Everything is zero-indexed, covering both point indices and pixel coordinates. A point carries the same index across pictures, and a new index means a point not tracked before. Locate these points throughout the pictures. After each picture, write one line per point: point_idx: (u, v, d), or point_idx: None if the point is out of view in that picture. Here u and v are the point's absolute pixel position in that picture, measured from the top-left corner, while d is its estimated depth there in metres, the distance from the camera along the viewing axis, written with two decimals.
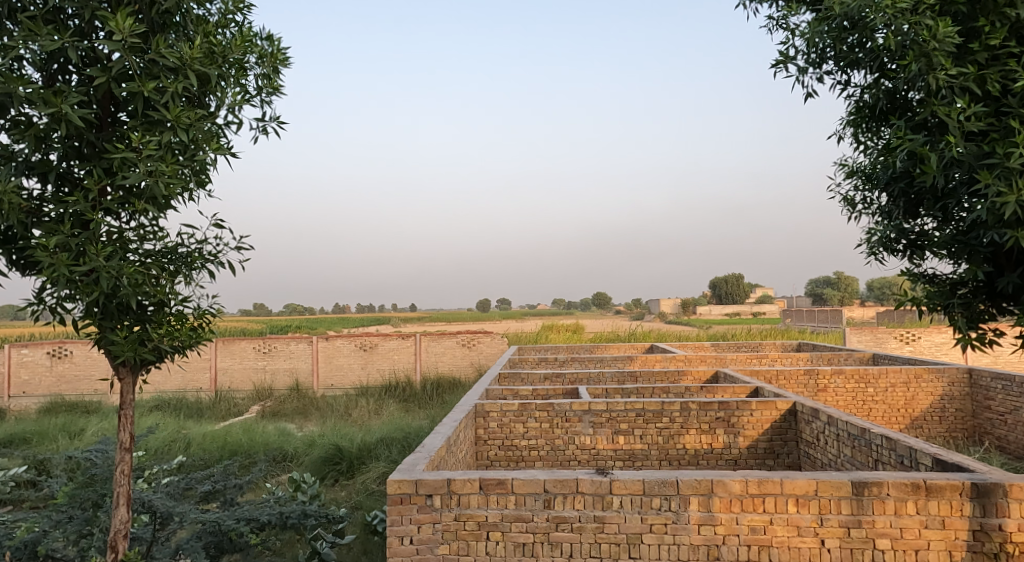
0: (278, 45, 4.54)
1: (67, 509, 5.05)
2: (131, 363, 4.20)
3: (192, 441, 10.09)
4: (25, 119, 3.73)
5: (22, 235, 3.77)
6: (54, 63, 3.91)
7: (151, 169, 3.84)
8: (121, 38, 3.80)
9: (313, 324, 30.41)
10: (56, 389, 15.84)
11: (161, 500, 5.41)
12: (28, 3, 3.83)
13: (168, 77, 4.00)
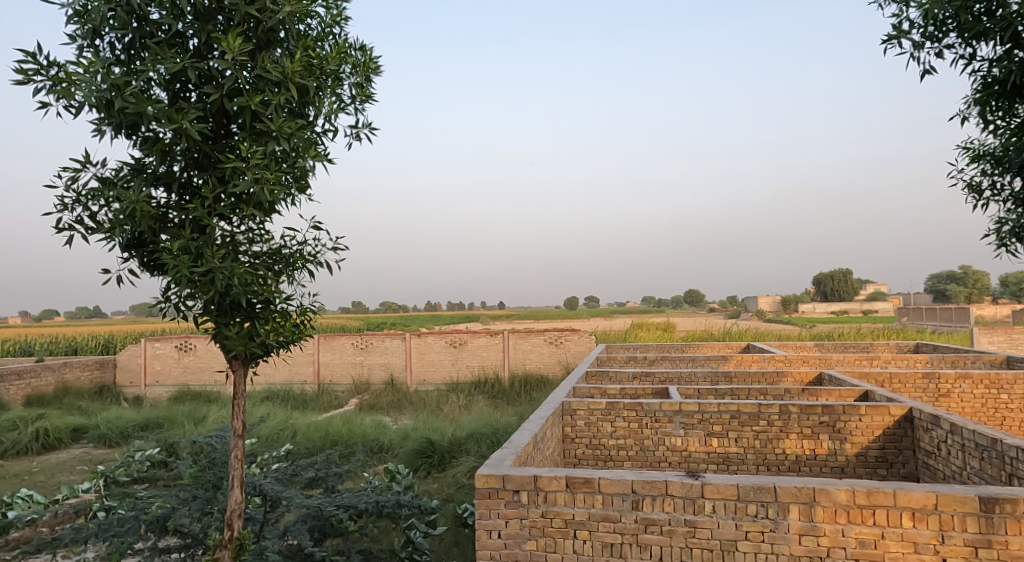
0: (370, 54, 4.82)
1: (191, 489, 5.57)
2: (242, 356, 4.56)
3: (298, 431, 10.73)
4: (154, 136, 4.15)
5: (151, 239, 4.20)
6: (176, 82, 4.31)
7: (258, 177, 4.17)
8: (232, 56, 4.15)
9: (411, 322, 31.42)
10: (183, 378, 17.22)
11: (271, 485, 5.84)
12: (156, 29, 4.24)
13: (272, 90, 4.33)
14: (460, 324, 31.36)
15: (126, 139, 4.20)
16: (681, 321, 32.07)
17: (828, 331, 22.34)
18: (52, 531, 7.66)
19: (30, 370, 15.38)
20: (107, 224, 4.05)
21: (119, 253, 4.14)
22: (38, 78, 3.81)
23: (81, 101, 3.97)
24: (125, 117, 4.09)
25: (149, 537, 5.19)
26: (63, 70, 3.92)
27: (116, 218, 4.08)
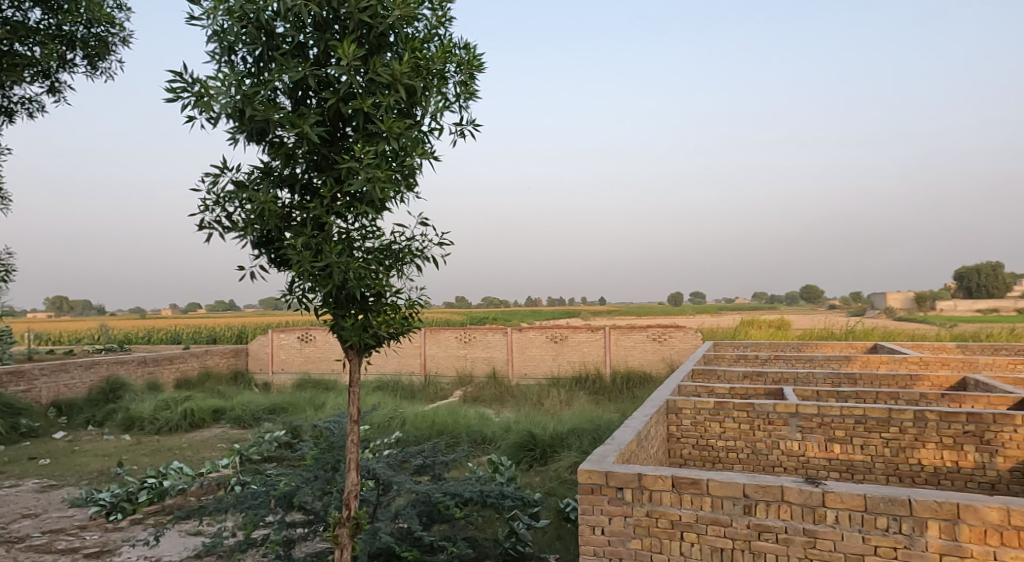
0: (474, 52, 4.93)
1: (312, 470, 5.96)
2: (357, 346, 4.81)
3: (407, 420, 11.17)
4: (279, 141, 4.45)
5: (278, 237, 4.51)
6: (299, 90, 4.60)
7: (370, 176, 4.39)
8: (347, 62, 4.40)
9: (516, 317, 31.84)
10: (304, 367, 18.34)
11: (383, 469, 6.15)
12: (281, 41, 4.54)
13: (383, 92, 4.53)
14: (573, 319, 31.30)
15: (256, 145, 4.54)
16: (800, 318, 30.41)
17: (973, 331, 20.56)
18: (195, 502, 8.48)
19: (176, 356, 16.96)
20: (240, 223, 4.40)
21: (251, 250, 4.49)
22: (183, 92, 4.19)
23: (218, 111, 4.33)
24: (255, 125, 4.42)
25: (278, 511, 5.65)
26: (203, 84, 4.30)
27: (248, 218, 4.43)
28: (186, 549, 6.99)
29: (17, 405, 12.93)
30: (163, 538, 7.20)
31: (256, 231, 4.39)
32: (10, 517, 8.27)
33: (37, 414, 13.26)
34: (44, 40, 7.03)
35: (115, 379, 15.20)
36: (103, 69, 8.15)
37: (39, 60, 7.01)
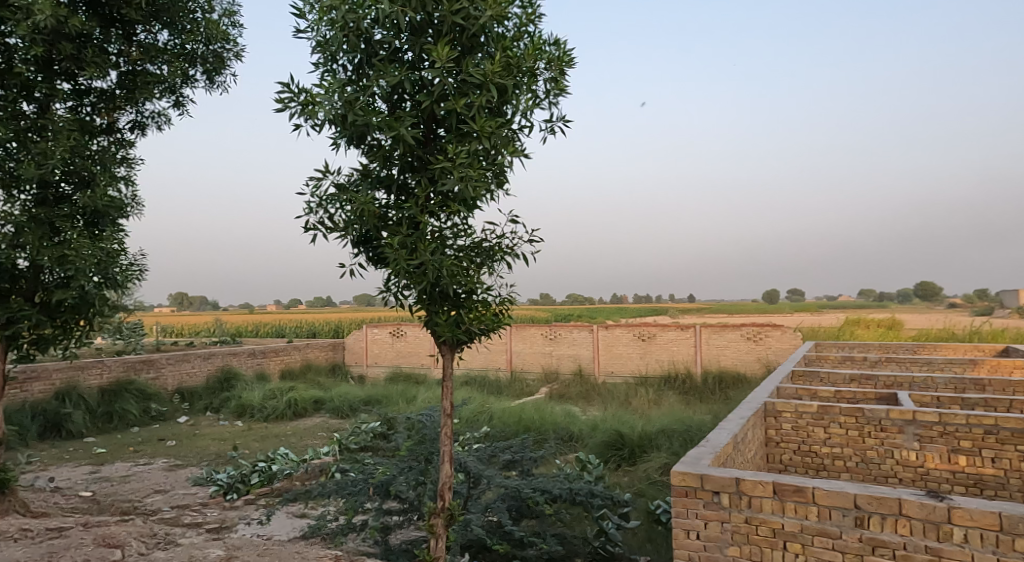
0: (564, 48, 4.87)
1: (407, 460, 6.10)
2: (449, 342, 4.87)
3: (494, 415, 11.28)
4: (377, 144, 4.56)
5: (375, 236, 4.62)
6: (395, 94, 4.69)
7: (462, 175, 4.42)
8: (441, 65, 4.44)
9: (605, 314, 31.55)
10: (396, 361, 18.89)
11: (473, 462, 6.17)
12: (378, 47, 4.63)
13: (476, 92, 4.55)
14: (663, 316, 30.67)
15: (356, 149, 4.67)
16: (914, 318, 28.30)
17: None
18: (300, 486, 8.94)
19: (281, 348, 17.86)
20: (341, 224, 4.55)
21: (350, 249, 4.63)
22: (290, 102, 4.41)
23: (321, 118, 4.49)
24: (354, 129, 4.55)
25: (376, 499, 5.90)
26: (307, 92, 4.47)
27: (348, 219, 4.57)
28: (294, 528, 7.37)
29: (150, 391, 14.24)
30: (273, 518, 7.64)
31: (356, 231, 4.53)
32: (142, 494, 9.14)
33: (164, 400, 14.47)
34: (171, 58, 7.67)
35: (229, 368, 16.21)
36: (220, 82, 8.72)
37: (166, 77, 7.65)
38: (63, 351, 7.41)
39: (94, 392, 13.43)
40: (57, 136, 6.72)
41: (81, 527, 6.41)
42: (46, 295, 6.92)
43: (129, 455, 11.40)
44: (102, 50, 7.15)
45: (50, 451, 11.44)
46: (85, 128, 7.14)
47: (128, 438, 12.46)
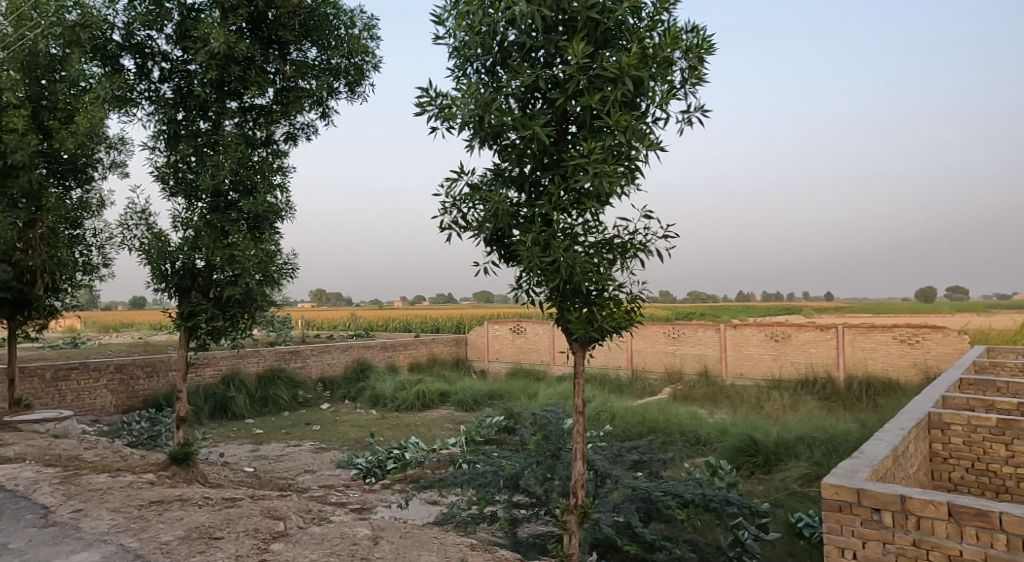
0: (703, 34, 4.65)
1: (535, 456, 6.25)
2: (581, 339, 4.80)
3: (617, 414, 11.15)
4: (512, 144, 4.59)
5: (507, 234, 4.64)
6: (529, 94, 4.70)
7: (596, 171, 4.33)
8: (576, 61, 4.37)
9: (738, 314, 30.26)
10: (517, 357, 19.15)
11: (601, 461, 6.23)
12: (513, 48, 4.65)
13: (610, 86, 4.46)
14: (803, 316, 28.94)
15: (490, 149, 4.72)
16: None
17: None
18: (432, 474, 9.24)
19: (410, 342, 18.59)
20: (474, 223, 4.62)
21: (483, 248, 4.68)
22: (428, 105, 4.61)
23: (457, 120, 4.60)
24: (490, 130, 4.60)
25: (505, 491, 6.10)
26: (443, 95, 4.64)
27: (481, 218, 4.64)
28: (429, 514, 7.74)
29: (298, 379, 15.23)
30: (410, 502, 8.01)
31: (489, 230, 4.58)
32: (294, 472, 9.88)
33: (310, 388, 15.37)
34: (319, 73, 8.17)
35: (364, 360, 17.04)
36: (361, 93, 9.15)
37: (316, 91, 8.14)
38: (232, 341, 7.99)
39: (253, 378, 14.63)
40: (227, 148, 7.43)
41: (249, 499, 7.02)
42: (221, 290, 7.59)
43: (283, 436, 12.28)
44: (263, 70, 7.79)
45: (219, 429, 12.66)
46: (249, 141, 7.76)
47: (281, 421, 13.47)
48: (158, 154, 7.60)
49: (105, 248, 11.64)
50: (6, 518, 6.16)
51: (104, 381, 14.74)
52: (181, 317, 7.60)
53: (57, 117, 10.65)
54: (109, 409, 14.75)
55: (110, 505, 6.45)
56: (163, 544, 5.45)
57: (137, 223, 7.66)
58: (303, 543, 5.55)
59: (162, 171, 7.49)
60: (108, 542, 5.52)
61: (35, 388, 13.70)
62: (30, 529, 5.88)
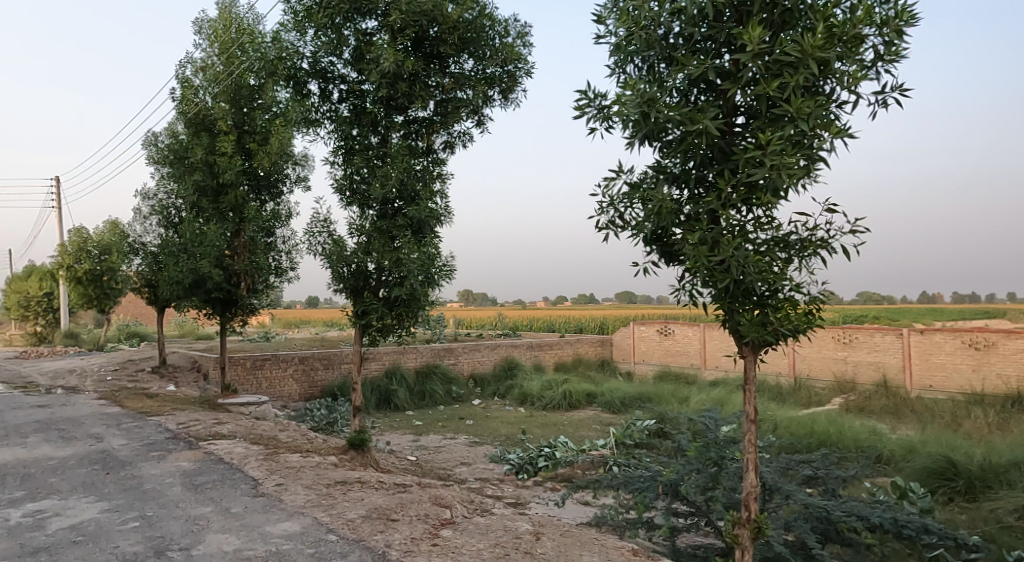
0: (902, 5, 4.24)
1: (696, 462, 5.96)
2: (753, 343, 4.53)
3: (781, 425, 10.60)
4: (677, 139, 4.57)
5: (668, 232, 4.67)
6: (695, 86, 4.64)
7: (773, 163, 4.13)
8: (752, 48, 4.21)
9: (923, 317, 27.30)
10: (663, 360, 18.80)
11: (769, 475, 5.71)
12: (678, 42, 4.66)
13: (790, 71, 4.22)
14: (1006, 322, 25.50)
15: (651, 147, 4.74)
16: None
17: None
18: (583, 475, 9.25)
19: (554, 343, 18.84)
20: (633, 222, 4.69)
21: (643, 248, 4.72)
22: (586, 107, 4.75)
23: (619, 118, 4.65)
24: (653, 126, 4.57)
25: (665, 499, 5.82)
26: (603, 96, 4.75)
27: (641, 217, 4.69)
28: (582, 514, 7.77)
29: (450, 375, 16.02)
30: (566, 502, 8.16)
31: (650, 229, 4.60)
32: (452, 464, 10.43)
33: (462, 383, 16.12)
34: (475, 83, 8.49)
35: (512, 359, 17.55)
36: (514, 98, 9.34)
37: (472, 100, 8.44)
38: (397, 337, 8.69)
39: (411, 372, 15.62)
40: (394, 159, 8.09)
41: (418, 486, 7.57)
42: (388, 290, 8.25)
43: (439, 428, 13.03)
44: (426, 84, 8.31)
45: (384, 419, 13.73)
46: (412, 151, 8.32)
47: (437, 414, 14.26)
48: (337, 167, 8.41)
49: (292, 253, 12.95)
50: (224, 487, 7.10)
51: (290, 371, 16.46)
52: (356, 316, 8.35)
53: (255, 140, 12.12)
54: (294, 396, 16.43)
55: (304, 482, 7.24)
56: (349, 520, 6.01)
57: (319, 231, 8.48)
58: (470, 532, 5.85)
59: (341, 183, 8.29)
60: (305, 515, 6.18)
61: (238, 375, 15.75)
62: (245, 497, 6.74)
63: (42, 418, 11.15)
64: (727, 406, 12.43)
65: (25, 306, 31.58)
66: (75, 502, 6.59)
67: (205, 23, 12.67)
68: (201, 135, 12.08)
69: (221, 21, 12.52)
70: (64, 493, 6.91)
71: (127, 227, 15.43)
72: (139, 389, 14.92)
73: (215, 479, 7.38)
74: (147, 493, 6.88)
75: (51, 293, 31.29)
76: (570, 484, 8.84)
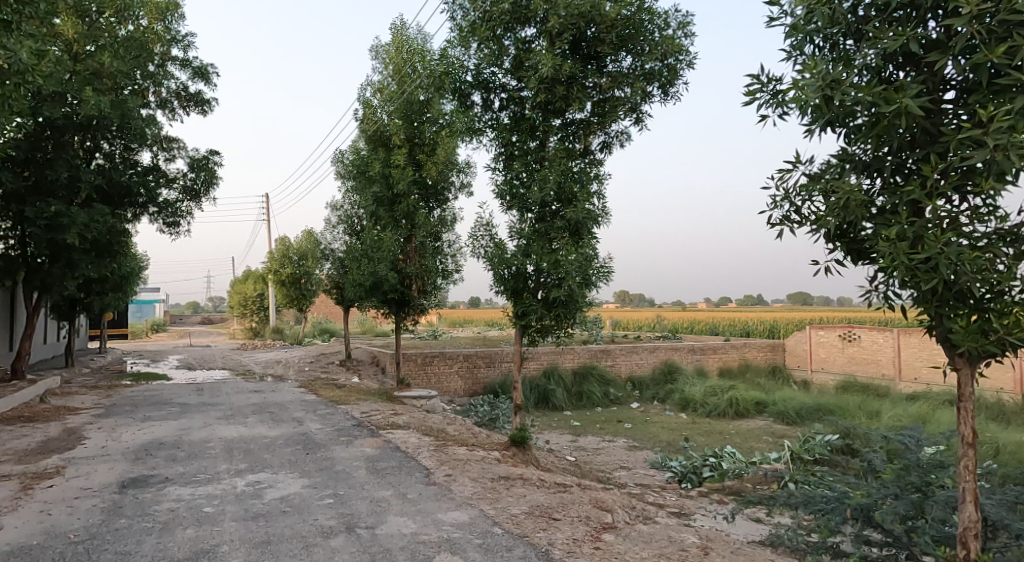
0: None
1: (892, 486, 5.18)
2: (968, 354, 3.92)
3: (1004, 449, 9.27)
4: (867, 121, 4.08)
5: (857, 228, 4.19)
6: (892, 62, 4.14)
7: (999, 143, 3.55)
8: (969, 11, 3.64)
9: None
10: (849, 368, 17.31)
11: (991, 507, 4.67)
12: (869, 14, 4.18)
13: (1021, 33, 3.61)
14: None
15: (835, 134, 4.30)
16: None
17: None
18: (754, 489, 8.59)
19: (719, 346, 17.97)
20: (812, 217, 4.27)
21: (825, 245, 4.27)
22: (758, 93, 4.41)
23: (797, 103, 4.27)
24: (838, 111, 4.14)
25: (855, 524, 5.12)
26: (778, 80, 4.38)
27: (822, 211, 4.24)
28: (756, 531, 7.22)
29: (608, 377, 15.80)
30: (737, 517, 7.63)
31: (833, 222, 4.16)
32: (611, 467, 10.25)
33: (620, 386, 15.84)
34: (634, 80, 8.25)
35: (671, 363, 16.91)
36: (675, 92, 8.96)
37: (629, 98, 8.23)
38: (555, 338, 8.65)
39: (569, 373, 15.64)
40: (552, 162, 8.10)
41: (579, 488, 7.46)
42: (547, 292, 8.23)
43: (598, 430, 12.87)
44: (583, 85, 8.20)
45: (543, 418, 13.81)
46: (570, 154, 8.30)
47: (595, 415, 14.08)
48: (498, 173, 8.56)
49: (458, 257, 13.36)
50: (402, 473, 7.46)
51: (456, 367, 17.13)
52: (515, 316, 8.43)
53: (425, 151, 12.72)
54: (459, 392, 17.07)
55: (471, 475, 7.40)
56: (513, 516, 6.03)
57: (483, 234, 8.67)
58: (633, 539, 5.66)
59: (501, 188, 8.43)
60: (473, 506, 6.31)
61: (409, 369, 16.74)
62: (419, 484, 7.02)
63: (256, 401, 12.50)
64: (929, 423, 11.07)
65: (245, 304, 36.11)
66: (284, 477, 7.23)
67: (380, 49, 13.49)
68: (379, 150, 12.91)
69: (393, 44, 13.26)
70: (276, 467, 7.62)
71: (320, 235, 16.90)
72: (329, 380, 16.29)
73: (394, 465, 7.78)
74: (339, 473, 7.40)
75: (261, 294, 35.71)
76: (739, 498, 8.26)
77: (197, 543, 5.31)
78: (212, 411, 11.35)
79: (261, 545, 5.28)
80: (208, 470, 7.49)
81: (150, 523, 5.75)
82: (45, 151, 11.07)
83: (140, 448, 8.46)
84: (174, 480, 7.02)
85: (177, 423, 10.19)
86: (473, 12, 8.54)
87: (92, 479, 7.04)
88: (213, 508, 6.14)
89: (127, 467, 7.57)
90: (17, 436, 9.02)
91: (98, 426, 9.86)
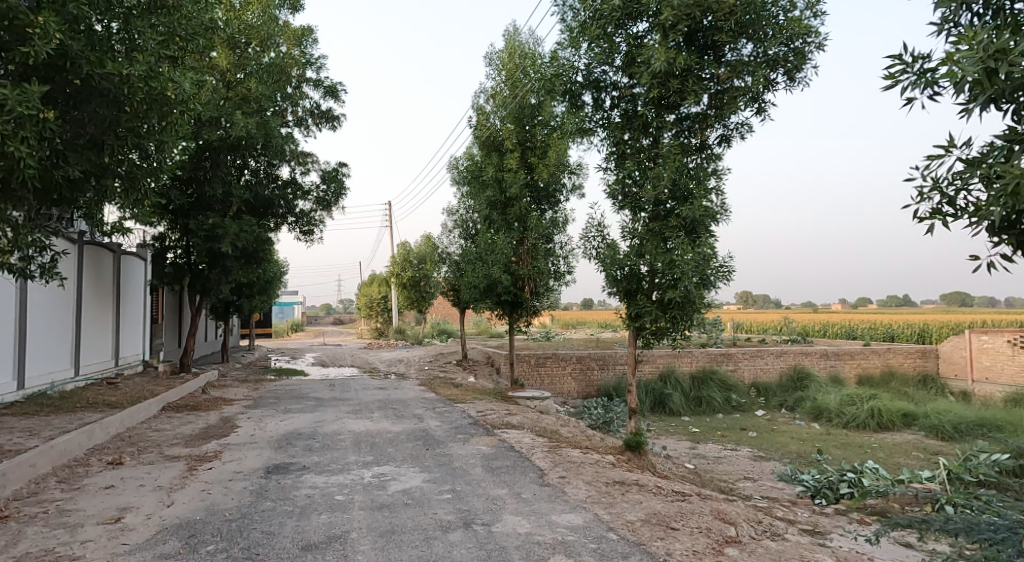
0: None
1: None
2: None
3: None
4: None
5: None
6: None
7: None
8: None
9: None
10: (1020, 378, 15.59)
11: None
12: None
13: None
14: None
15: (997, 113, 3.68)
16: None
17: None
18: (902, 510, 7.77)
19: (857, 351, 16.61)
20: (971, 207, 3.66)
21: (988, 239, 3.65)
22: (902, 74, 3.85)
23: (949, 80, 3.67)
24: (1004, 85, 3.53)
25: None
26: (925, 58, 3.82)
27: (984, 200, 3.62)
28: (904, 556, 6.50)
29: (729, 382, 15.00)
30: (882, 539, 6.91)
31: (998, 213, 3.54)
32: (734, 477, 9.66)
33: (742, 392, 15.00)
34: (755, 68, 7.67)
35: (801, 368, 15.81)
36: (802, 77, 8.29)
37: (750, 88, 7.66)
38: (671, 340, 8.22)
39: (687, 377, 15.00)
40: (666, 158, 7.69)
41: (698, 497, 7.03)
42: (662, 293, 7.85)
43: (719, 438, 12.23)
44: (699, 77, 7.76)
45: (659, 423, 13.31)
46: (684, 149, 7.87)
47: (715, 422, 13.38)
48: (610, 173, 8.27)
49: (570, 258, 13.12)
50: (516, 472, 7.35)
51: (570, 369, 16.92)
52: (629, 318, 8.10)
53: (536, 154, 12.61)
54: (573, 393, 16.86)
55: (585, 477, 7.17)
56: (629, 522, 5.74)
57: (594, 234, 8.41)
58: (759, 556, 5.21)
59: (613, 188, 8.12)
60: (587, 510, 6.06)
61: (524, 370, 16.72)
62: (532, 485, 6.87)
63: (382, 398, 12.89)
64: None
65: (370, 306, 37.78)
66: (405, 470, 7.31)
67: (494, 56, 13.51)
68: (492, 155, 12.95)
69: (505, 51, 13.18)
70: (399, 461, 7.73)
71: (437, 239, 17.24)
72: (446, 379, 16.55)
73: (508, 464, 7.69)
74: (456, 469, 7.40)
75: (385, 296, 37.26)
76: (883, 519, 7.47)
77: (330, 528, 5.41)
78: (342, 405, 11.80)
79: (386, 534, 5.31)
80: (340, 460, 7.71)
81: (289, 506, 5.95)
82: (205, 170, 11.97)
83: (283, 437, 8.86)
84: (311, 468, 7.28)
85: (313, 416, 10.65)
86: (583, 12, 8.29)
87: (243, 464, 7.42)
88: (343, 496, 6.27)
89: (272, 454, 7.95)
90: (185, 422, 9.76)
91: (247, 416, 10.47)
